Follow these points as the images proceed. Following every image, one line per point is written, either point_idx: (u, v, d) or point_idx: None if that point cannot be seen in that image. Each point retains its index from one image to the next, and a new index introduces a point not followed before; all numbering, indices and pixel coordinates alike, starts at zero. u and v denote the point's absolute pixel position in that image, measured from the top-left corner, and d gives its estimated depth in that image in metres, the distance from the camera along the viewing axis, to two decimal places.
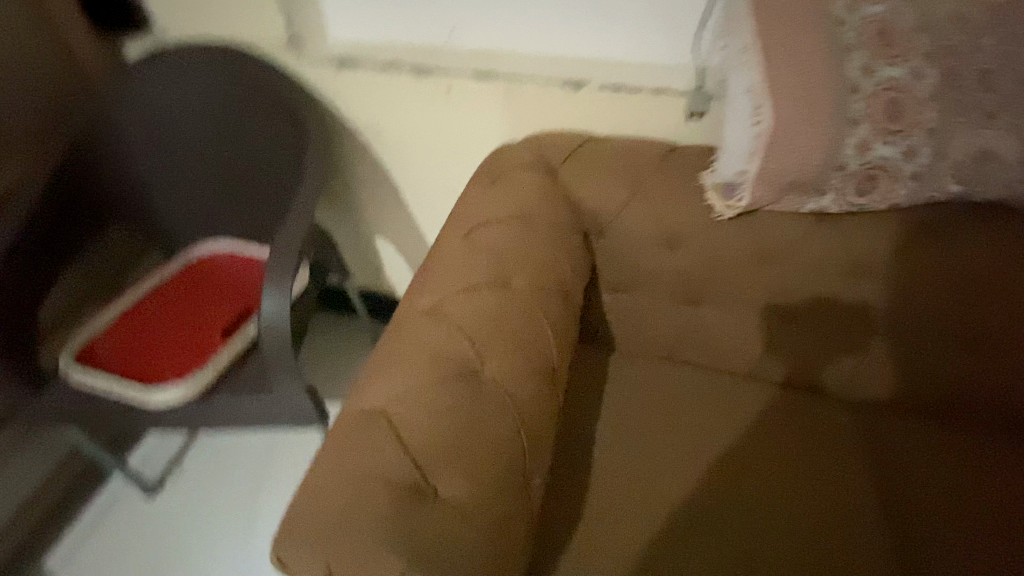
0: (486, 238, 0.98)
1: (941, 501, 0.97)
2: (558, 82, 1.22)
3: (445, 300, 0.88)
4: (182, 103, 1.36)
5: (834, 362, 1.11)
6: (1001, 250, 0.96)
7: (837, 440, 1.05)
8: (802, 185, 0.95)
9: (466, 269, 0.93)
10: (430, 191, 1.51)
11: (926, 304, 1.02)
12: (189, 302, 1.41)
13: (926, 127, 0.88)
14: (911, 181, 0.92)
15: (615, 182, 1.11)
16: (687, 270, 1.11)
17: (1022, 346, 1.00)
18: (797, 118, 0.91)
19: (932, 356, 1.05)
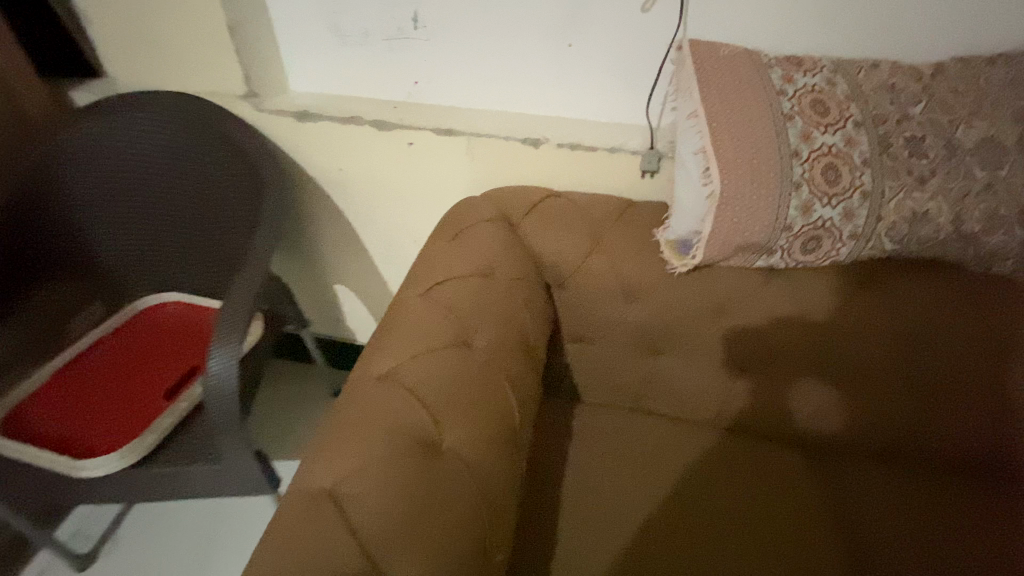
0: (446, 295, 0.96)
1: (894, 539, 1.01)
2: (519, 141, 1.24)
3: (402, 363, 0.86)
4: (133, 155, 1.32)
5: (790, 407, 1.14)
6: (931, 302, 1.02)
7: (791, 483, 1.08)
8: (753, 243, 0.98)
9: (423, 329, 0.90)
10: (393, 241, 1.50)
11: (873, 357, 1.06)
12: (131, 358, 1.34)
13: (863, 191, 0.93)
14: (852, 240, 0.96)
15: (575, 237, 1.13)
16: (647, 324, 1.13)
17: (953, 391, 1.06)
18: (744, 181, 0.96)
19: (878, 399, 1.10)
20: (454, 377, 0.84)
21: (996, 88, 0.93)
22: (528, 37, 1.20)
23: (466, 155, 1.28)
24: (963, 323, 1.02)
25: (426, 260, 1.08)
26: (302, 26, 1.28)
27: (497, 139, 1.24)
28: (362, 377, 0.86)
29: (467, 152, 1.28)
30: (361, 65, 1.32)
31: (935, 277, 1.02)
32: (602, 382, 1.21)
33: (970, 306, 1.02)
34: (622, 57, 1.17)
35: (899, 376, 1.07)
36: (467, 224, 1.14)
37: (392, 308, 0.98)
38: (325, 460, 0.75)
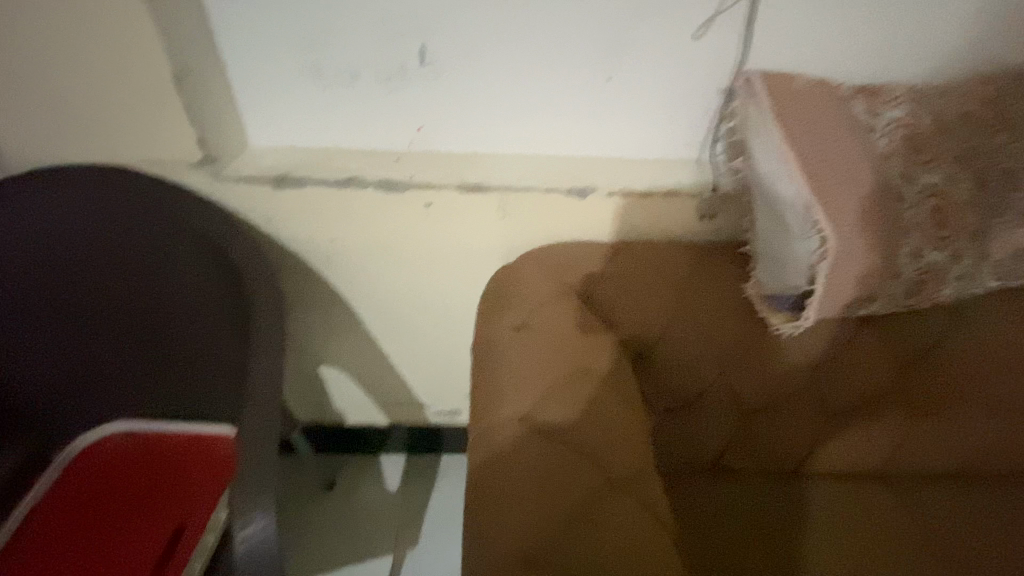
0: (547, 415, 0.82)
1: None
2: (562, 192, 1.06)
3: (537, 526, 0.73)
4: (56, 264, 0.99)
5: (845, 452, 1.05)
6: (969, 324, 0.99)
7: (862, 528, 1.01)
8: (861, 296, 0.91)
9: (545, 470, 0.77)
10: (405, 313, 1.25)
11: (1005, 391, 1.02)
12: (84, 529, 1.04)
13: (967, 231, 0.89)
14: (955, 281, 0.92)
15: (654, 301, 0.99)
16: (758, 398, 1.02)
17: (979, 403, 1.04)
18: (852, 232, 0.87)
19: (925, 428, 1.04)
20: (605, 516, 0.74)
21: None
22: (560, 71, 1.01)
23: (499, 213, 1.08)
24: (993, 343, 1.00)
25: (502, 362, 0.89)
26: (266, 67, 0.99)
27: (536, 191, 1.05)
28: (487, 558, 0.72)
29: (500, 210, 1.08)
30: (349, 110, 1.05)
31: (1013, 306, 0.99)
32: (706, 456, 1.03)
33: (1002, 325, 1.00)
34: (672, 89, 1.03)
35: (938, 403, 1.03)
36: (533, 303, 0.96)
37: (485, 436, 0.83)
38: None
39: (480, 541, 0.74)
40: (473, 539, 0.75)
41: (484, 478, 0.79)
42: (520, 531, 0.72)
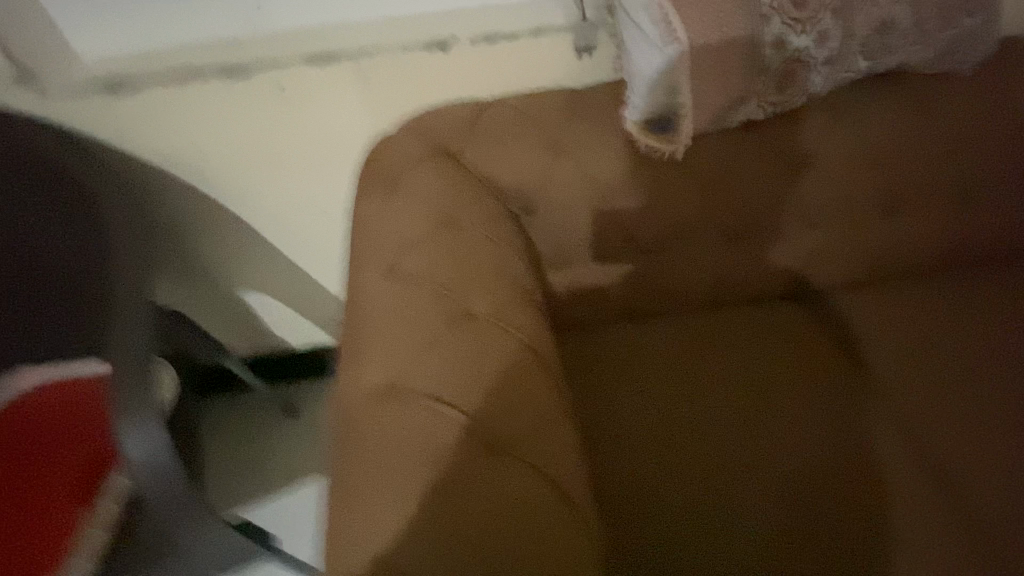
0: (413, 265, 0.82)
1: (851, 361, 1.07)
2: (421, 49, 0.99)
3: (405, 366, 0.75)
4: None
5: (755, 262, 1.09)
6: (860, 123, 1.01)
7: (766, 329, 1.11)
8: (729, 103, 0.88)
9: (411, 316, 0.78)
10: (304, 218, 1.20)
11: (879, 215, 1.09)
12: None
13: (831, 9, 0.83)
14: (826, 69, 0.88)
15: (529, 148, 0.96)
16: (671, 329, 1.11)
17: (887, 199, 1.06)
18: (705, 28, 0.83)
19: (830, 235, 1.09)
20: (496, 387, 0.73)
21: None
22: None
23: (360, 84, 1.01)
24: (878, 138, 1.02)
25: (374, 232, 0.87)
26: None
27: (393, 52, 0.98)
28: (351, 403, 0.75)
29: (360, 81, 1.01)
30: None
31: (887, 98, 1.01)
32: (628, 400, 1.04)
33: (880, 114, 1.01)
34: None
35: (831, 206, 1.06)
36: (400, 167, 0.92)
37: (355, 301, 0.83)
38: (371, 506, 0.67)
39: (358, 377, 0.76)
40: (353, 380, 0.77)
41: (356, 333, 0.80)
42: (388, 370, 0.75)
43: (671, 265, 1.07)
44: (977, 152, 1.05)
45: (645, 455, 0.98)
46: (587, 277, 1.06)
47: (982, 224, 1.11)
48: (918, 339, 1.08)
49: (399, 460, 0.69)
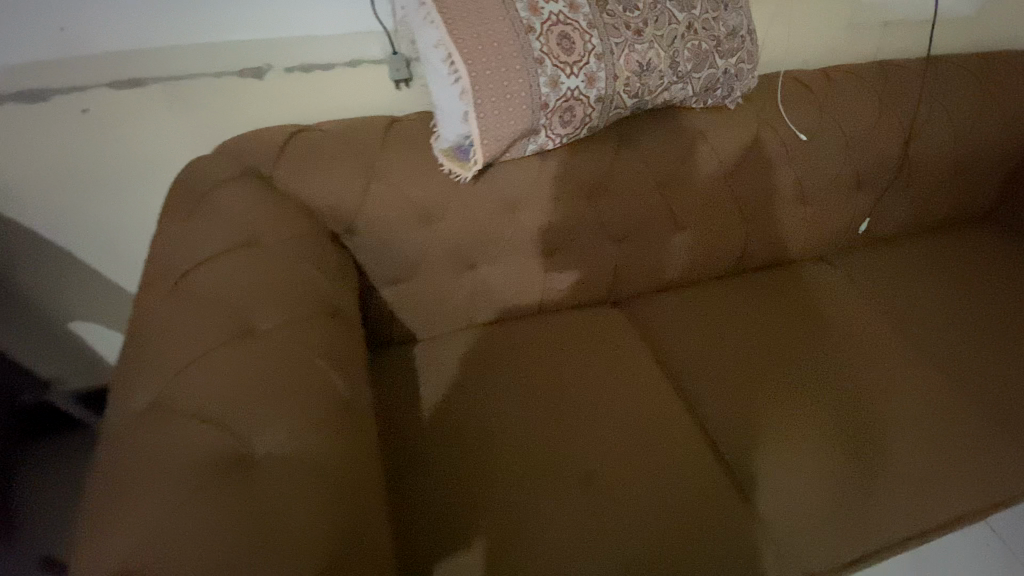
0: (205, 283, 0.82)
1: (689, 346, 1.25)
2: (236, 75, 1.02)
3: (184, 381, 0.73)
4: None
5: (583, 263, 1.27)
6: (650, 151, 1.18)
7: (616, 330, 1.28)
8: (520, 132, 0.99)
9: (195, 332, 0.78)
10: (121, 238, 1.16)
11: (672, 230, 1.28)
12: None
13: (595, 53, 0.97)
14: (599, 104, 1.02)
15: (345, 169, 1.01)
16: (504, 348, 1.22)
17: (700, 212, 1.28)
18: (489, 67, 0.93)
19: (656, 244, 1.29)
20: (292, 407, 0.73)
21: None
22: None
23: (174, 108, 1.02)
24: (674, 160, 1.20)
25: (172, 251, 0.88)
26: None
27: (206, 78, 1.01)
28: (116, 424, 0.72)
29: (173, 105, 1.02)
30: None
31: (669, 131, 1.18)
32: (453, 411, 1.09)
33: (664, 144, 1.18)
34: None
35: (659, 215, 1.25)
36: (209, 187, 0.95)
37: (140, 323, 0.81)
38: (116, 533, 0.60)
39: (128, 395, 0.73)
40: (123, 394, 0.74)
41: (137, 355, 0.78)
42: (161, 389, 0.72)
43: (523, 275, 1.24)
44: (739, 172, 1.26)
45: (467, 455, 1.03)
46: (415, 288, 1.15)
47: (791, 229, 1.38)
48: (721, 335, 1.27)
49: (161, 484, 0.63)
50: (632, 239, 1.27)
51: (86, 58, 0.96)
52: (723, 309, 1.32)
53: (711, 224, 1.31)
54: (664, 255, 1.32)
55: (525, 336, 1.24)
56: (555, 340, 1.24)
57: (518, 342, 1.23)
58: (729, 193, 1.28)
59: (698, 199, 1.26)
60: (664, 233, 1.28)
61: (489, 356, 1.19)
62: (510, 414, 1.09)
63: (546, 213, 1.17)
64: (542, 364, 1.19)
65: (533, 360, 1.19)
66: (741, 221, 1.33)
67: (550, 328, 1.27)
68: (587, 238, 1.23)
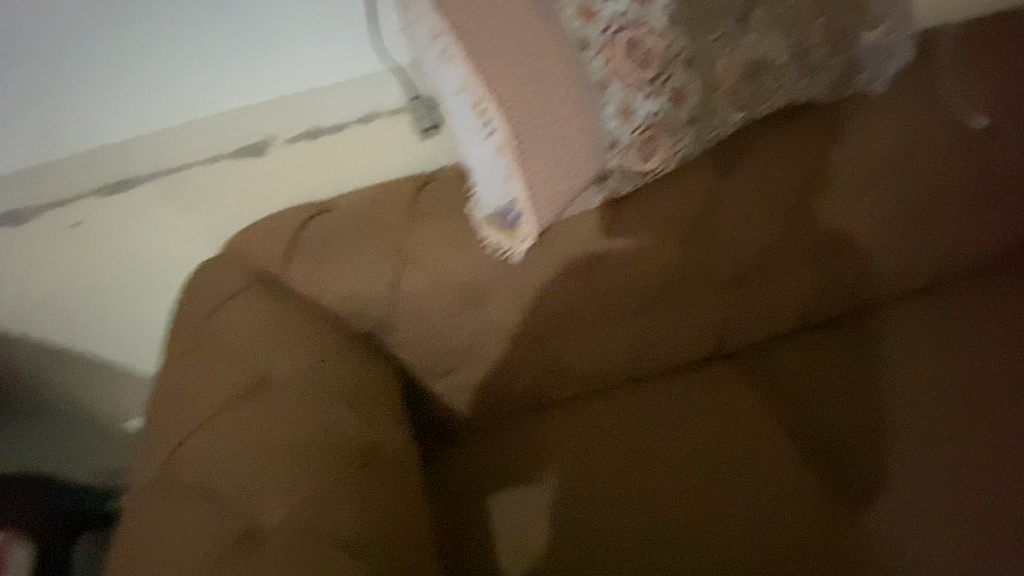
0: (205, 450, 0.67)
1: (844, 416, 0.96)
2: (233, 155, 0.85)
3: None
4: None
5: (680, 321, 0.97)
6: (758, 175, 0.88)
7: (740, 395, 1.00)
8: (582, 185, 0.74)
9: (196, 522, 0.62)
10: (132, 339, 1.03)
11: (795, 263, 0.97)
12: None
13: (680, 61, 0.68)
14: (690, 128, 0.73)
15: (366, 258, 0.81)
16: (579, 430, 0.98)
17: (842, 235, 0.96)
18: (532, 107, 0.68)
19: (782, 280, 0.98)
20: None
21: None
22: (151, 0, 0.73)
23: (172, 204, 0.87)
24: (794, 178, 0.89)
25: (173, 397, 0.72)
26: None
27: (201, 165, 0.85)
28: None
29: (170, 201, 0.87)
30: None
31: (783, 144, 0.87)
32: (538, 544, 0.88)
33: (778, 162, 0.88)
34: None
35: (785, 244, 0.94)
36: (211, 306, 0.77)
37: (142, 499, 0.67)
38: None
39: None
40: None
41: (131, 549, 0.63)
42: None
43: (610, 342, 0.95)
44: (886, 179, 0.93)
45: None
46: (472, 382, 0.92)
47: (960, 241, 1.02)
48: (883, 399, 0.97)
49: None
50: (750, 276, 0.97)
51: (74, 160, 0.83)
52: (880, 357, 1.01)
53: (860, 245, 0.98)
54: (795, 291, 1.00)
55: (626, 413, 0.99)
56: (663, 416, 0.98)
57: (618, 425, 0.98)
58: (871, 208, 0.95)
59: (837, 221, 0.94)
60: (787, 272, 0.98)
61: (583, 450, 0.96)
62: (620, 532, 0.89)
63: (628, 271, 0.89)
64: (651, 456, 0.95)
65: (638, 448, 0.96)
66: (895, 240, 0.99)
67: (652, 396, 1.01)
68: (690, 285, 0.94)
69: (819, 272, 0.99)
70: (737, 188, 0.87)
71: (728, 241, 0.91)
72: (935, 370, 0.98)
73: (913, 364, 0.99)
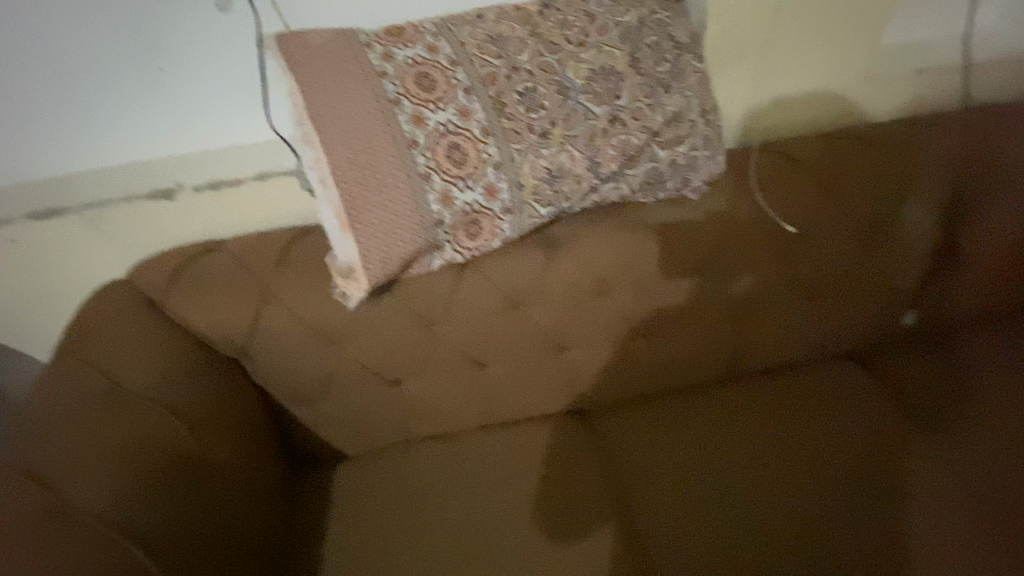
0: (54, 440, 0.79)
1: (662, 465, 1.09)
2: (146, 197, 1.02)
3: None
4: None
5: (526, 375, 1.11)
6: (592, 256, 1.01)
7: (577, 441, 1.13)
8: (415, 253, 0.89)
9: (22, 500, 0.73)
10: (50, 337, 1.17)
11: (631, 335, 1.11)
12: None
13: (492, 164, 0.85)
14: (507, 215, 0.89)
15: (238, 294, 0.96)
16: (430, 461, 1.12)
17: (673, 315, 1.10)
18: (367, 186, 0.84)
19: (622, 348, 1.12)
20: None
21: (601, 12, 0.88)
22: (87, 71, 0.92)
23: (92, 232, 1.04)
24: (624, 262, 1.02)
25: (42, 393, 0.85)
26: None
27: (120, 203, 1.02)
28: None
29: (91, 230, 1.04)
30: None
31: (615, 234, 1.02)
32: (364, 546, 1.01)
33: (609, 248, 1.01)
34: (221, 66, 0.95)
35: (621, 318, 1.08)
36: (96, 321, 0.93)
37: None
38: None
39: None
40: None
41: None
42: None
43: (461, 387, 1.10)
44: (709, 269, 1.07)
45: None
46: (330, 408, 1.06)
47: (781, 331, 1.17)
48: (700, 456, 1.09)
49: None
50: (592, 342, 1.10)
51: (7, 188, 0.99)
52: (702, 421, 1.14)
53: (693, 324, 1.12)
54: (634, 358, 1.13)
55: (477, 451, 1.13)
56: (505, 455, 1.12)
57: (469, 461, 1.11)
58: (699, 293, 1.09)
59: (667, 302, 1.08)
60: (620, 341, 1.11)
61: (426, 479, 1.09)
62: (443, 544, 1.01)
63: (474, 327, 1.03)
64: (487, 488, 1.07)
65: (478, 482, 1.08)
66: (723, 323, 1.13)
67: (503, 442, 1.13)
68: (534, 344, 1.08)
69: (657, 344, 1.13)
70: (569, 264, 1.01)
71: (566, 309, 1.05)
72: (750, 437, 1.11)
73: (735, 454, 1.09)
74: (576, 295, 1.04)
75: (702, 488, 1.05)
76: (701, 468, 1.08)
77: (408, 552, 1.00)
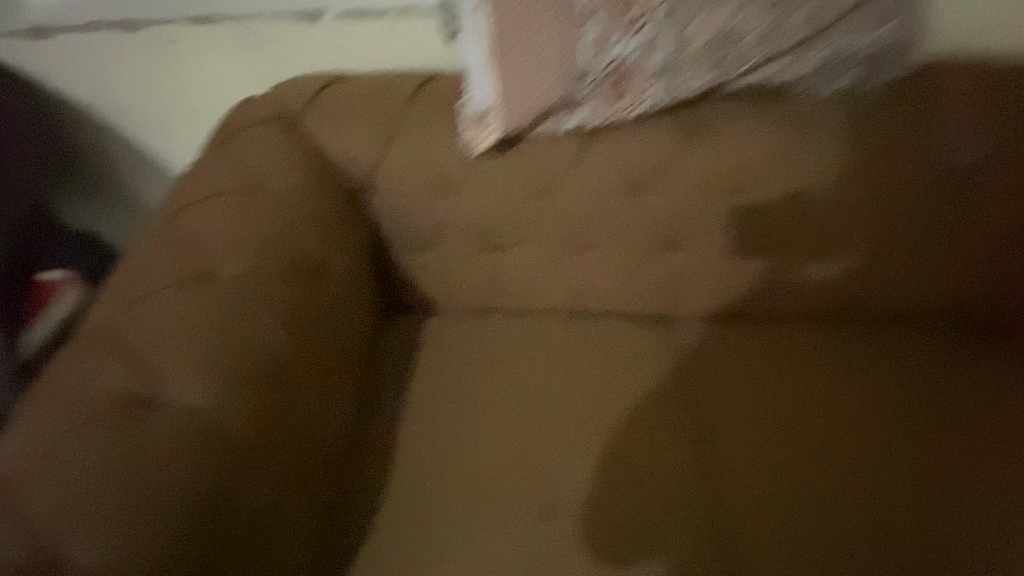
0: (191, 223, 0.82)
1: (763, 384, 1.01)
2: (292, 19, 1.03)
3: (125, 313, 0.73)
4: None
5: (630, 268, 1.06)
6: (733, 150, 0.93)
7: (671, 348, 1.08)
8: (555, 105, 0.87)
9: (158, 265, 0.77)
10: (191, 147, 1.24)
11: (753, 247, 1.03)
12: None
13: (658, 15, 0.82)
14: (659, 78, 0.86)
15: (368, 127, 0.97)
16: (518, 331, 1.11)
17: (804, 235, 1.01)
18: (525, 20, 0.82)
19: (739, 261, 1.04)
20: (183, 472, 0.62)
21: None
22: None
23: (240, 45, 1.07)
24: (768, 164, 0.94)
25: (185, 183, 0.89)
26: None
27: (267, 18, 1.03)
28: (76, 341, 0.72)
29: (239, 42, 1.07)
30: None
31: (762, 131, 0.93)
32: (446, 390, 1.03)
33: (756, 145, 0.93)
34: None
35: (748, 229, 1.00)
36: (236, 129, 0.96)
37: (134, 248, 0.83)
38: (43, 417, 0.64)
39: (91, 314, 0.75)
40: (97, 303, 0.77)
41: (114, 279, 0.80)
42: (118, 299, 0.74)
43: (562, 266, 1.07)
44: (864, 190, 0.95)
45: (462, 436, 0.98)
46: (432, 261, 1.07)
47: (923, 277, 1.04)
48: (809, 385, 1.00)
49: (83, 411, 0.64)
50: (710, 247, 1.03)
51: None
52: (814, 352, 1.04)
53: (827, 247, 1.02)
54: (750, 272, 1.05)
55: (566, 332, 1.11)
56: (596, 342, 1.09)
57: (558, 339, 1.10)
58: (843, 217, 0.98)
59: (805, 219, 0.99)
60: (740, 252, 1.03)
61: (511, 346, 1.09)
62: (527, 408, 1.01)
63: (591, 205, 0.99)
64: (575, 366, 1.06)
65: (565, 357, 1.07)
66: None
67: (591, 331, 1.11)
68: (649, 235, 1.02)
69: (779, 263, 1.04)
70: (708, 156, 0.94)
71: (692, 206, 0.98)
72: (866, 376, 1.00)
73: (845, 389, 0.99)
74: (707, 191, 0.96)
75: (803, 413, 0.97)
76: (805, 395, 0.99)
77: (493, 407, 1.01)
